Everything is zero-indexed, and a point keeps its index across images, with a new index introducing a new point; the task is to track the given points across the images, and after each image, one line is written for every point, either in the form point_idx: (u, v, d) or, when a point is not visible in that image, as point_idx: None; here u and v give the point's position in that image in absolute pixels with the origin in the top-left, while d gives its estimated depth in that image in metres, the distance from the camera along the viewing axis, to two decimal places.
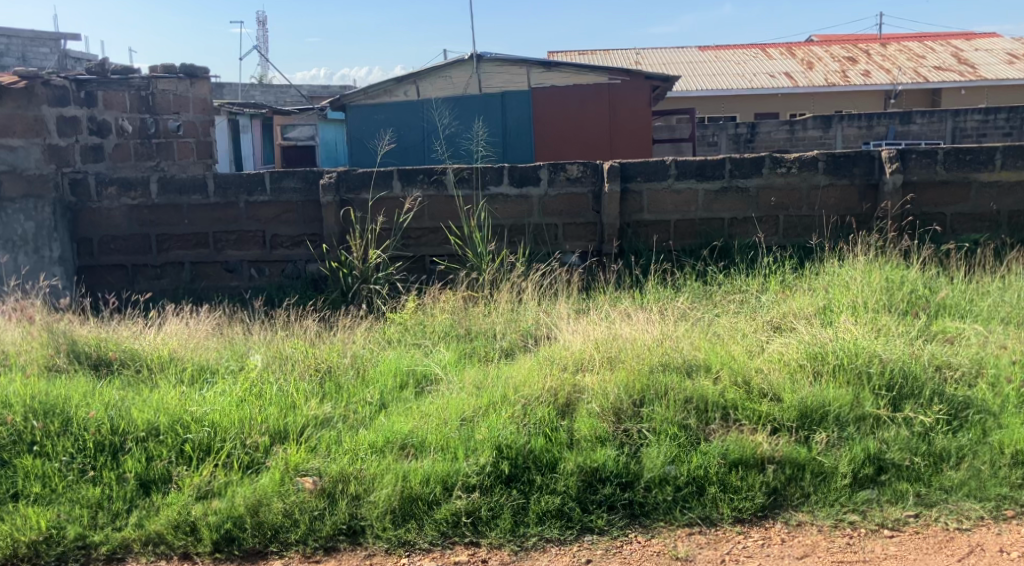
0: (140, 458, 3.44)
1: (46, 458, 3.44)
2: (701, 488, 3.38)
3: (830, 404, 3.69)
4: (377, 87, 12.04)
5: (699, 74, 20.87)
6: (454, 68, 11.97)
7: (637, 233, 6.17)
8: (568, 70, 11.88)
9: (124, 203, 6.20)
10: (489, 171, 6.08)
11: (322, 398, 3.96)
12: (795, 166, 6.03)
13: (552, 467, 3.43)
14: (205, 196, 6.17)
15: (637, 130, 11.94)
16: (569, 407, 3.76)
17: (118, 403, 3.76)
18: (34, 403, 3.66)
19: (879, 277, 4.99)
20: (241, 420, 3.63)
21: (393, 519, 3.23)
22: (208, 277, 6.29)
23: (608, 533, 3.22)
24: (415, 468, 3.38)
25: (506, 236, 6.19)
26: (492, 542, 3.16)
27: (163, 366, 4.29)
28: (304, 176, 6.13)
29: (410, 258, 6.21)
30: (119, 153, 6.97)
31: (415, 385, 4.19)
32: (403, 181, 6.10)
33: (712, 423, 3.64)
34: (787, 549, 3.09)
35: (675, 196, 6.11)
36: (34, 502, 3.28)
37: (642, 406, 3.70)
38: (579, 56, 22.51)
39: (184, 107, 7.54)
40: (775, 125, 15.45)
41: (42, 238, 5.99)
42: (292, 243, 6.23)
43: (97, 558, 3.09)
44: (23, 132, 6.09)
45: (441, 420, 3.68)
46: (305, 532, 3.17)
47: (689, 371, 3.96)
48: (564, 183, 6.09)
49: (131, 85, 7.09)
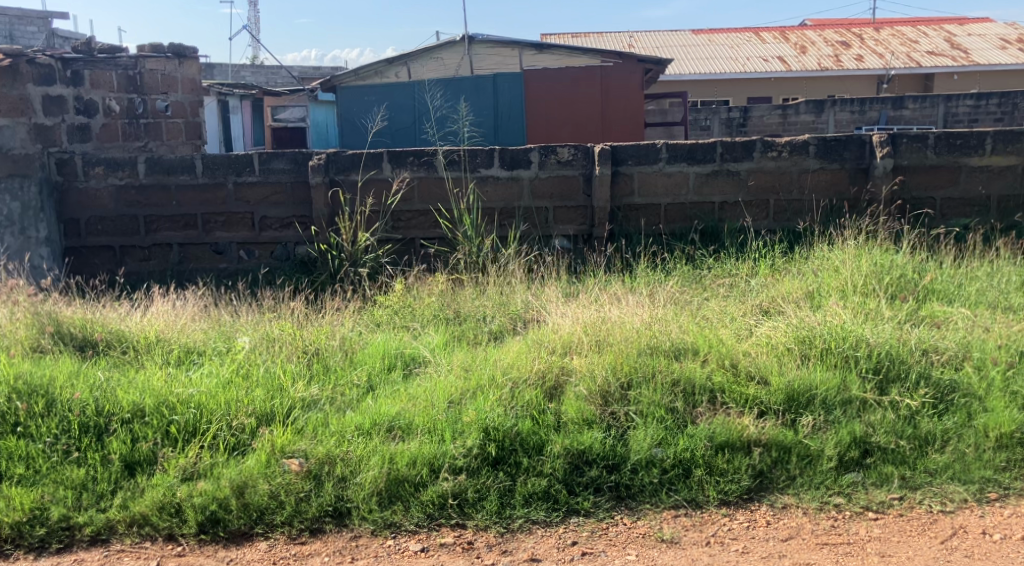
0: (125, 439, 3.42)
1: (30, 439, 3.42)
2: (688, 470, 3.38)
3: (817, 388, 3.69)
4: (367, 68, 12.00)
5: (692, 57, 20.79)
6: (445, 49, 11.90)
7: (627, 217, 6.15)
8: (561, 53, 11.79)
9: (112, 182, 6.14)
10: (479, 154, 6.04)
11: (309, 380, 3.94)
12: (786, 150, 6.02)
13: (539, 450, 3.43)
14: (193, 176, 6.12)
15: (629, 112, 11.88)
16: (556, 389, 3.77)
17: (103, 384, 3.73)
18: (18, 384, 3.62)
19: (868, 261, 4.98)
20: (227, 402, 3.61)
21: (379, 500, 3.23)
22: (196, 259, 6.24)
23: (594, 515, 3.22)
24: (401, 450, 3.37)
25: (496, 219, 6.16)
26: (478, 524, 3.16)
27: (150, 347, 4.26)
28: (293, 158, 6.08)
29: (400, 241, 6.19)
30: (107, 133, 6.88)
31: (403, 367, 4.18)
32: (393, 163, 6.07)
33: (699, 406, 3.65)
34: (772, 531, 3.10)
35: (666, 179, 6.08)
36: (18, 483, 3.25)
37: (630, 390, 3.70)
38: (573, 39, 22.46)
39: (172, 86, 7.50)
40: (768, 109, 15.39)
41: (29, 218, 5.89)
42: (281, 225, 6.19)
43: (81, 540, 3.08)
44: (7, 111, 5.98)
45: (428, 402, 3.68)
46: (291, 514, 3.17)
47: (677, 355, 3.96)
48: (555, 166, 6.05)
49: (119, 64, 6.99)
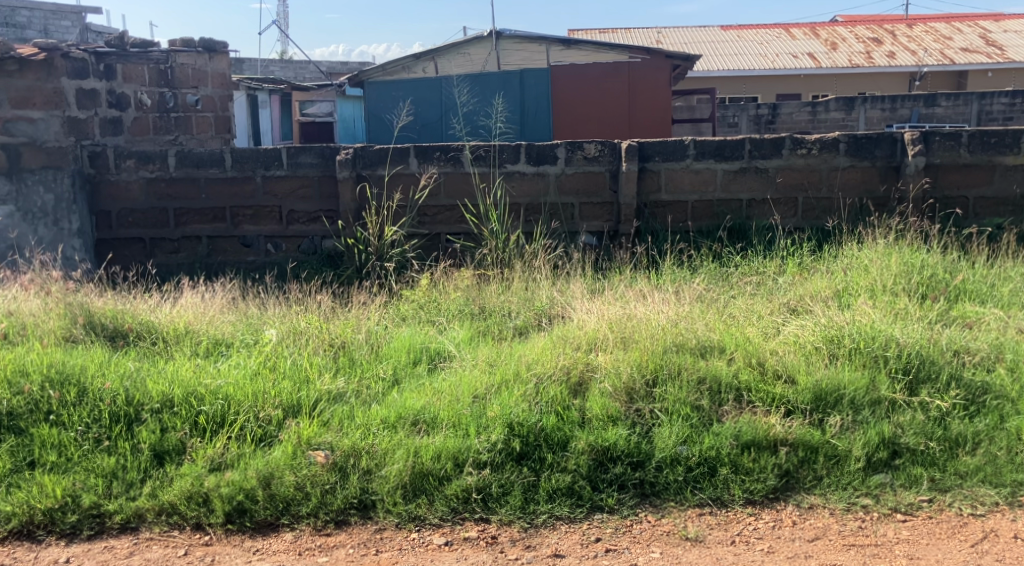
0: (154, 429, 3.47)
1: (62, 427, 3.47)
2: (714, 468, 3.36)
3: (845, 387, 3.65)
4: (394, 63, 12.05)
5: (721, 54, 20.62)
6: (472, 45, 11.94)
7: (654, 214, 6.12)
8: (588, 48, 11.77)
9: (143, 175, 6.21)
10: (506, 149, 6.03)
11: (335, 372, 3.98)
12: (816, 148, 5.95)
13: (563, 446, 3.43)
14: (223, 170, 6.18)
15: (656, 108, 11.80)
16: (581, 385, 3.76)
17: (133, 374, 3.78)
18: (51, 373, 3.68)
19: (897, 260, 4.92)
20: (255, 394, 3.65)
21: (404, 494, 3.24)
22: (225, 252, 6.31)
23: (618, 512, 3.21)
24: (426, 444, 3.39)
25: (522, 215, 6.16)
26: (502, 519, 3.17)
27: (179, 339, 4.31)
28: (320, 153, 6.11)
29: (425, 236, 6.22)
30: (138, 127, 6.98)
31: (428, 361, 4.21)
32: (420, 158, 6.08)
33: (725, 404, 3.63)
34: (798, 531, 3.08)
35: (694, 176, 6.04)
36: (50, 470, 3.31)
37: (655, 387, 3.69)
38: (600, 35, 22.38)
39: (202, 81, 7.55)
40: (797, 106, 15.16)
41: (62, 210, 6.05)
42: (308, 219, 6.23)
43: (111, 527, 3.12)
44: (43, 104, 6.08)
45: (453, 397, 3.69)
46: (317, 506, 3.19)
47: (703, 352, 3.95)
48: (582, 162, 6.04)
49: (151, 58, 7.07)
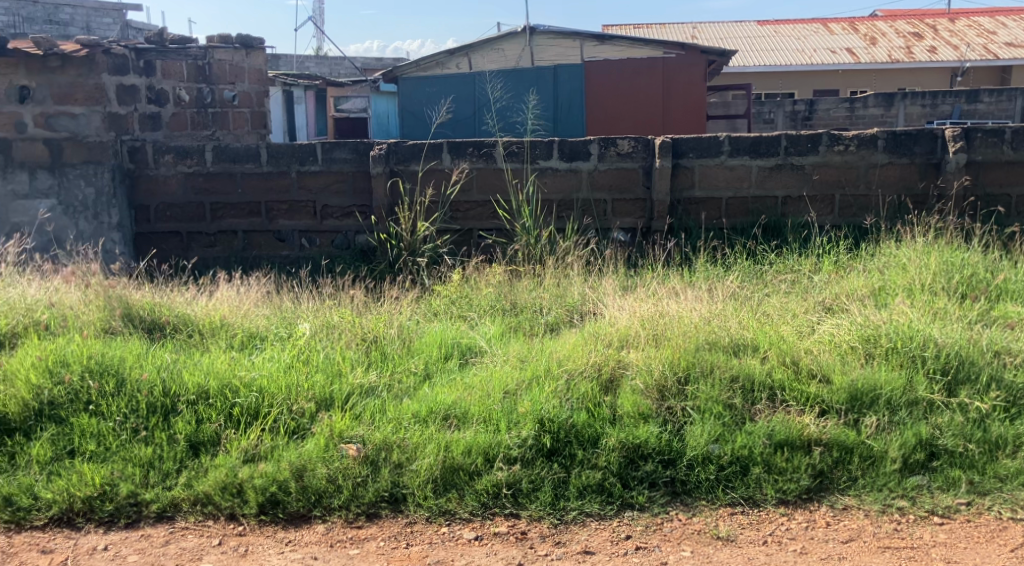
0: (190, 420, 3.52)
1: (101, 417, 3.53)
2: (746, 468, 3.33)
3: (881, 387, 3.59)
4: (428, 59, 12.12)
5: (757, 49, 20.38)
6: (505, 41, 11.90)
7: (687, 210, 6.07)
8: (622, 44, 11.66)
9: (181, 170, 6.28)
10: (539, 144, 6.02)
11: (367, 366, 4.01)
12: (853, 144, 5.85)
13: (594, 443, 3.42)
14: (258, 165, 6.24)
15: (691, 104, 11.70)
16: (612, 382, 3.75)
17: (169, 366, 3.85)
18: (90, 363, 3.76)
19: (937, 259, 4.83)
20: (288, 387, 3.69)
21: (434, 488, 3.26)
22: (260, 246, 6.37)
23: (649, 510, 3.20)
24: (457, 438, 3.41)
25: (554, 211, 6.14)
26: (532, 515, 3.17)
27: (214, 332, 4.38)
28: (354, 148, 6.15)
29: (457, 231, 6.23)
30: (176, 122, 7.08)
31: (459, 356, 4.22)
32: (452, 153, 6.10)
33: (759, 403, 3.60)
34: (831, 532, 3.04)
35: (728, 173, 5.98)
36: (89, 459, 3.38)
37: (687, 385, 3.67)
38: (635, 30, 22.25)
39: (239, 76, 7.65)
40: (835, 102, 15.01)
41: (101, 204, 6.21)
42: (342, 215, 6.28)
43: (147, 516, 3.17)
44: (84, 99, 6.22)
45: (484, 392, 3.70)
46: (348, 498, 3.22)
47: (736, 350, 3.91)
48: (615, 158, 6.01)
49: (189, 55, 7.18)
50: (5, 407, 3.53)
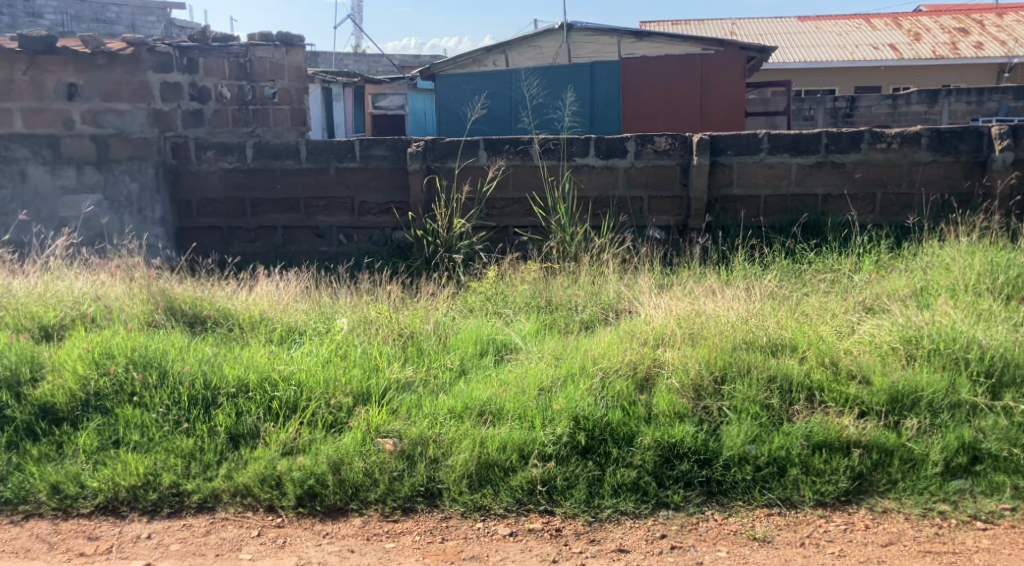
0: (230, 413, 3.58)
1: (145, 408, 3.61)
2: (783, 469, 3.30)
3: (923, 389, 3.54)
4: (465, 57, 12.17)
5: (797, 45, 20.11)
6: (543, 38, 11.93)
7: (725, 208, 6.02)
8: (660, 41, 11.61)
9: (221, 166, 6.42)
10: (575, 142, 6.02)
11: (404, 361, 4.05)
12: (896, 142, 5.75)
13: (629, 441, 3.41)
14: (298, 161, 6.32)
15: (730, 100, 11.57)
16: (648, 380, 3.74)
17: (211, 359, 3.92)
18: (134, 355, 3.84)
19: (981, 259, 4.73)
20: (326, 381, 3.74)
21: (469, 483, 3.28)
22: (299, 242, 6.45)
23: (685, 509, 3.18)
24: (492, 434, 3.43)
25: (590, 208, 6.13)
26: (567, 512, 3.18)
27: (254, 326, 4.45)
28: (392, 145, 6.20)
29: (493, 228, 6.25)
30: (217, 119, 7.19)
31: (495, 353, 4.24)
32: (489, 151, 6.11)
33: (797, 404, 3.56)
34: (870, 535, 3.00)
35: (767, 170, 5.92)
36: (133, 449, 3.45)
37: (724, 384, 3.65)
38: (673, 26, 22.09)
39: (279, 74, 7.71)
40: (877, 99, 14.76)
41: (146, 199, 6.32)
42: (379, 211, 6.34)
43: (189, 506, 3.23)
44: (130, 97, 6.32)
45: (519, 389, 3.72)
46: (385, 492, 3.26)
47: (774, 350, 3.88)
48: (652, 156, 5.98)
49: (231, 52, 7.28)
50: (53, 397, 3.63)
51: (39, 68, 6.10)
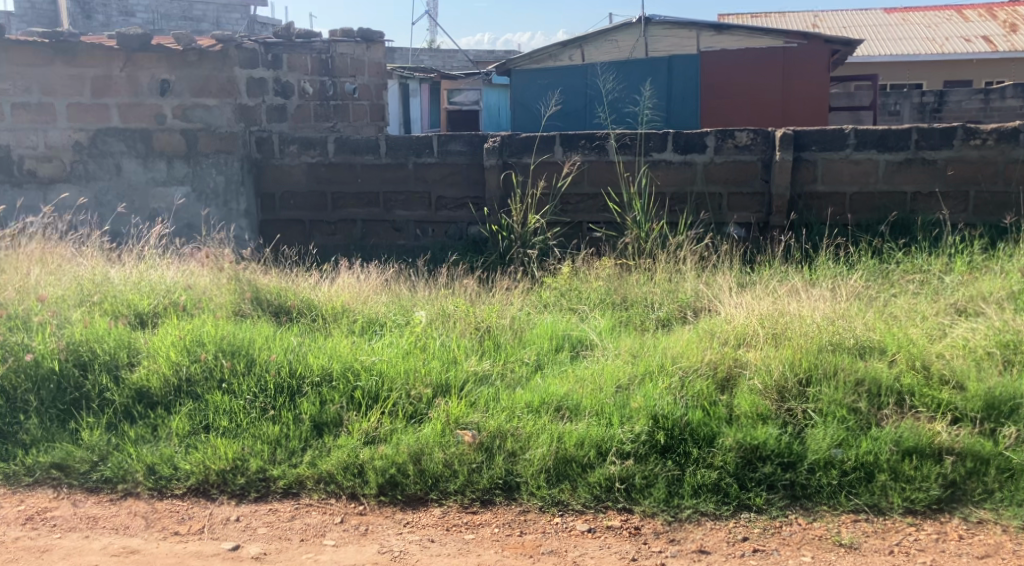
0: (314, 402, 3.67)
1: (233, 395, 3.72)
2: (871, 474, 3.21)
3: (1022, 397, 3.40)
4: (542, 52, 12.16)
5: (882, 38, 19.45)
6: (620, 32, 11.84)
7: (808, 205, 5.88)
8: (741, 34, 11.37)
9: (305, 160, 6.54)
10: (653, 137, 5.95)
11: (481, 355, 4.08)
12: (992, 138, 5.51)
13: (709, 441, 3.36)
14: (377, 156, 6.42)
15: (813, 95, 11.28)
16: (729, 381, 3.68)
17: (296, 348, 4.02)
18: (223, 344, 3.96)
19: None
20: (406, 372, 3.81)
21: (547, 478, 3.29)
22: (377, 235, 6.57)
23: (767, 512, 3.12)
24: (570, 430, 3.42)
25: (667, 204, 6.06)
26: (645, 510, 3.15)
27: (336, 316, 4.55)
28: (469, 141, 6.25)
29: (568, 224, 6.24)
30: (300, 113, 7.35)
31: (570, 349, 4.23)
32: (565, 146, 6.10)
33: (885, 408, 3.46)
34: (965, 546, 2.89)
35: (853, 167, 5.75)
36: (222, 434, 3.56)
37: (808, 386, 3.56)
38: (752, 20, 21.63)
39: (360, 70, 7.84)
40: (969, 93, 14.01)
41: (231, 192, 6.52)
42: (456, 206, 6.40)
43: (275, 491, 3.32)
44: (218, 92, 6.52)
45: (596, 385, 3.71)
46: (464, 484, 3.29)
47: (861, 353, 3.78)
48: (732, 151, 5.87)
49: (313, 48, 7.43)
50: (148, 381, 3.77)
51: (135, 64, 6.38)
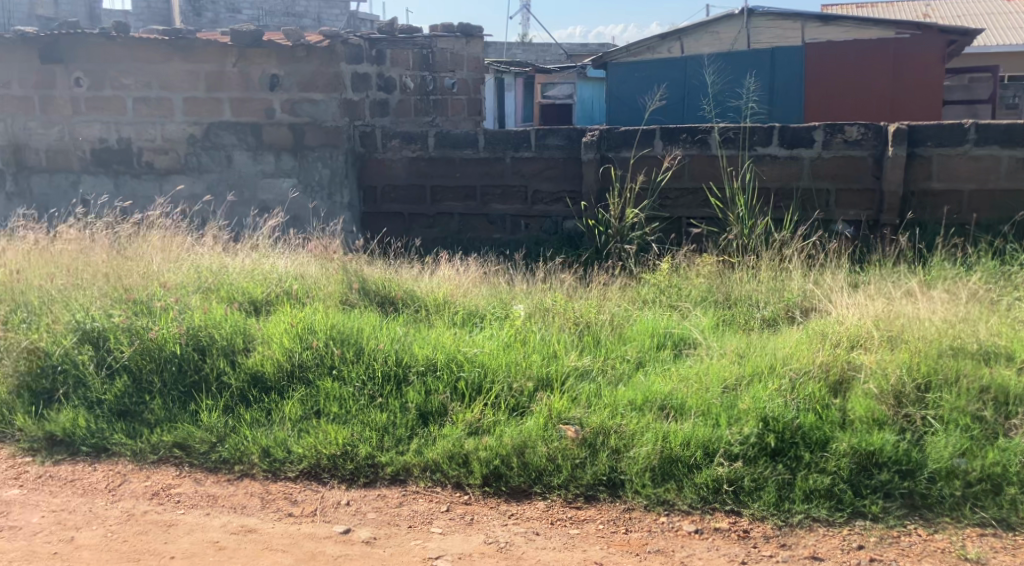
0: (420, 391, 3.72)
1: (342, 382, 3.82)
2: (998, 487, 3.06)
3: None
4: (639, 44, 12.05)
5: (997, 27, 18.44)
6: (722, 23, 11.63)
7: (922, 203, 5.63)
8: (849, 25, 11.00)
9: (405, 154, 6.67)
10: (758, 131, 5.81)
11: (582, 350, 4.06)
12: None
13: (822, 446, 3.26)
14: (476, 150, 6.48)
15: (925, 88, 10.78)
16: (842, 384, 3.56)
17: (402, 338, 4.09)
18: (333, 332, 4.06)
19: None
20: (508, 364, 3.83)
21: (653, 476, 3.25)
22: (474, 229, 6.62)
23: (884, 521, 3.01)
24: (675, 429, 3.37)
25: (771, 200, 5.90)
26: (754, 514, 3.08)
27: (439, 308, 4.61)
28: (568, 135, 6.24)
29: (667, 219, 6.15)
30: (402, 108, 7.35)
31: (673, 347, 4.17)
32: (665, 140, 6.02)
33: (1014, 417, 3.31)
34: None
35: (972, 163, 5.47)
36: (332, 420, 3.66)
37: (927, 392, 3.42)
38: (855, 9, 20.83)
39: (459, 64, 7.79)
40: None
41: (335, 184, 6.74)
42: (552, 200, 6.39)
43: (383, 477, 3.40)
44: (325, 86, 6.71)
45: (701, 385, 3.65)
46: (568, 478, 3.28)
47: (987, 358, 3.64)
48: (841, 146, 5.67)
49: (415, 44, 7.43)
50: (262, 366, 3.90)
51: (247, 60, 6.62)
